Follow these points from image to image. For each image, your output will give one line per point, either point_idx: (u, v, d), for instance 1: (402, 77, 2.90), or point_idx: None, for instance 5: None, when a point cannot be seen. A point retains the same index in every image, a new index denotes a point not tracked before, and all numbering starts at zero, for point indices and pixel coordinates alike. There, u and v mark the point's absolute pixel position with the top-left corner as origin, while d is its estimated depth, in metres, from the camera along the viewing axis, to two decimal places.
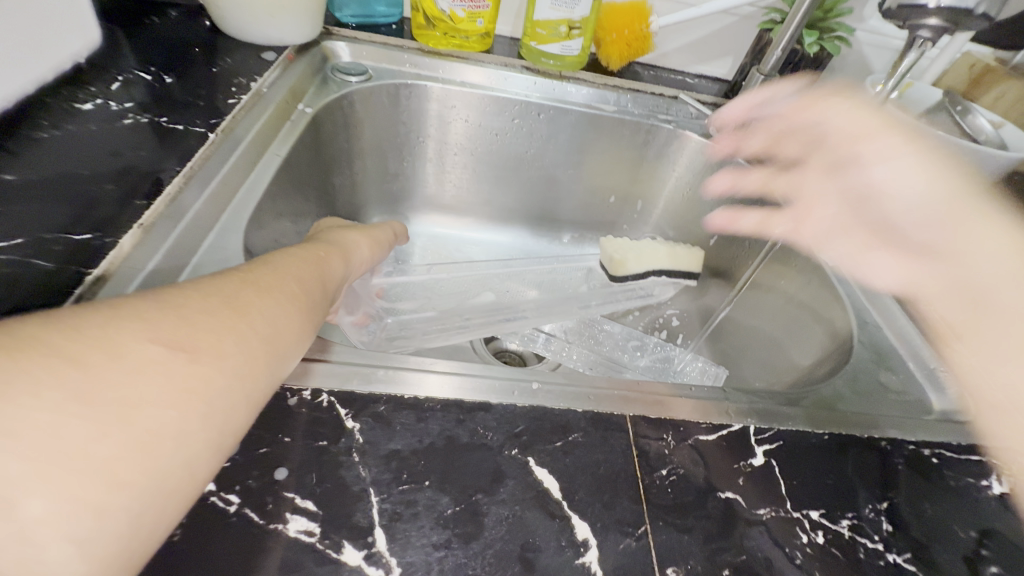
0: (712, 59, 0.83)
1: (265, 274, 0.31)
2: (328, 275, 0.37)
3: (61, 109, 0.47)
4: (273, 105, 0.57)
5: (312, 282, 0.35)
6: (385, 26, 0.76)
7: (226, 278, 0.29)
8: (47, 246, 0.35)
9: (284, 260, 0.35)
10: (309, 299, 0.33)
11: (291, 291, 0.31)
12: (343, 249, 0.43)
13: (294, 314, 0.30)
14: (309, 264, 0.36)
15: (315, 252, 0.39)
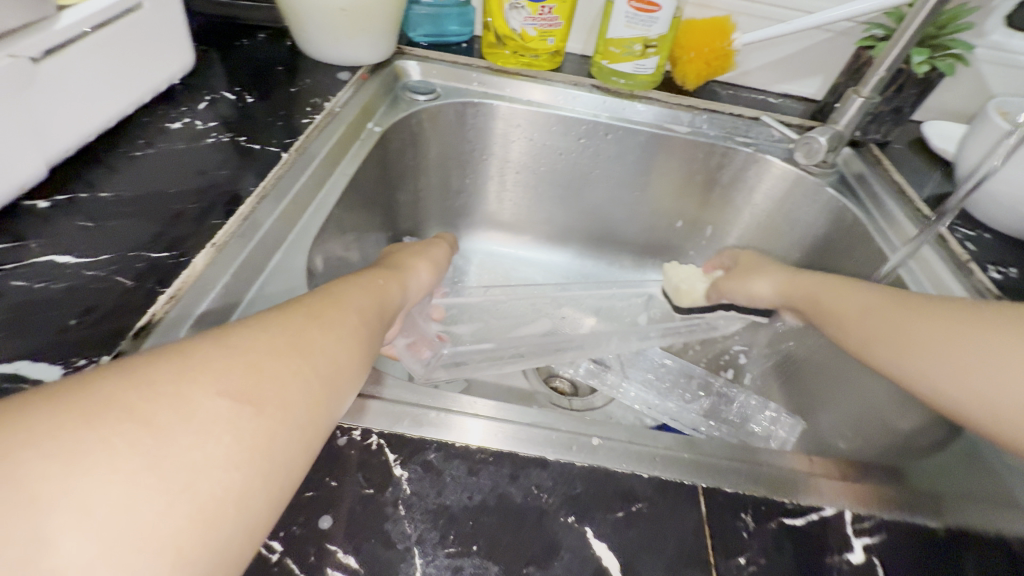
0: (800, 78, 0.77)
1: (327, 304, 0.31)
2: (386, 302, 0.37)
3: (153, 127, 0.50)
4: (344, 124, 0.58)
5: (372, 311, 0.34)
6: (456, 44, 0.77)
7: (287, 313, 0.29)
8: (128, 263, 0.37)
9: (346, 286, 0.35)
10: (368, 327, 0.33)
11: (351, 323, 0.31)
12: (402, 275, 0.43)
13: (353, 349, 0.30)
14: (368, 292, 0.36)
15: (374, 279, 0.38)
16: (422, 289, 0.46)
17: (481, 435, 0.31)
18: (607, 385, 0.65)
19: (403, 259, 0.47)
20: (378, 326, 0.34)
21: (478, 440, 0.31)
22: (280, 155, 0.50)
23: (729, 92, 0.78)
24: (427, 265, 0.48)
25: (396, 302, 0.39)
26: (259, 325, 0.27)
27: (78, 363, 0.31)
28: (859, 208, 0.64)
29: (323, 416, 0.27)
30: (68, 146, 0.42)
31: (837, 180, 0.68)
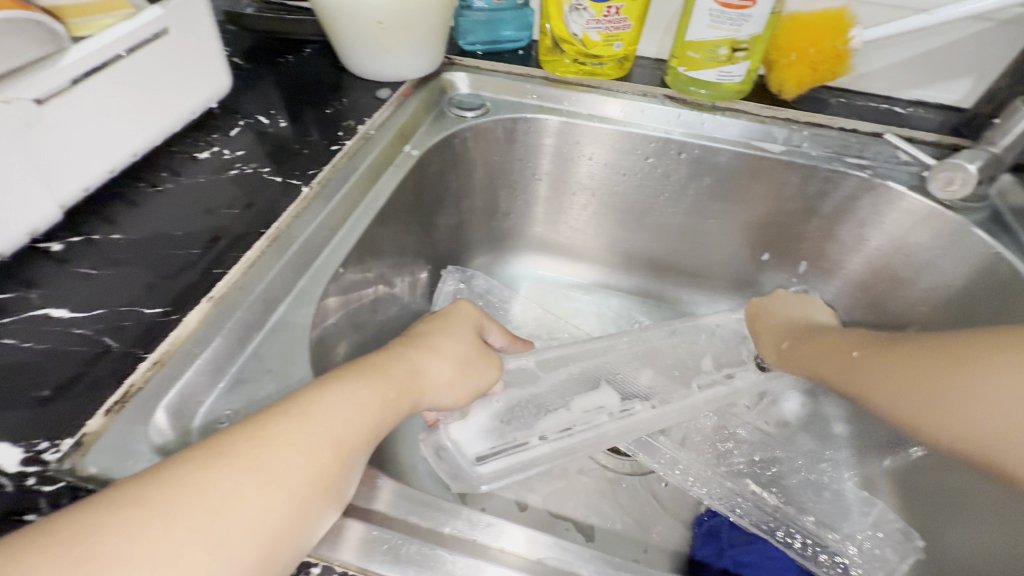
0: (940, 81, 0.61)
1: (277, 445, 0.26)
2: (376, 421, 0.31)
3: (182, 159, 0.48)
4: (377, 149, 0.53)
5: (351, 444, 0.29)
6: (511, 52, 0.70)
7: (219, 462, 0.25)
8: (119, 320, 0.35)
9: (328, 412, 0.29)
10: (333, 473, 0.27)
11: (302, 473, 0.26)
12: (415, 370, 0.37)
13: (291, 518, 0.25)
14: (356, 415, 0.30)
15: (371, 387, 0.33)
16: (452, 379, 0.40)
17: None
18: (663, 459, 0.53)
19: (426, 341, 0.40)
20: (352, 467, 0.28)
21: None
22: (299, 190, 0.47)
23: (840, 100, 0.63)
24: (455, 345, 0.41)
25: (395, 413, 0.33)
26: (172, 489, 0.23)
27: (39, 446, 0.28)
28: (1022, 260, 0.48)
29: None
30: (88, 185, 0.42)
31: (988, 218, 0.52)
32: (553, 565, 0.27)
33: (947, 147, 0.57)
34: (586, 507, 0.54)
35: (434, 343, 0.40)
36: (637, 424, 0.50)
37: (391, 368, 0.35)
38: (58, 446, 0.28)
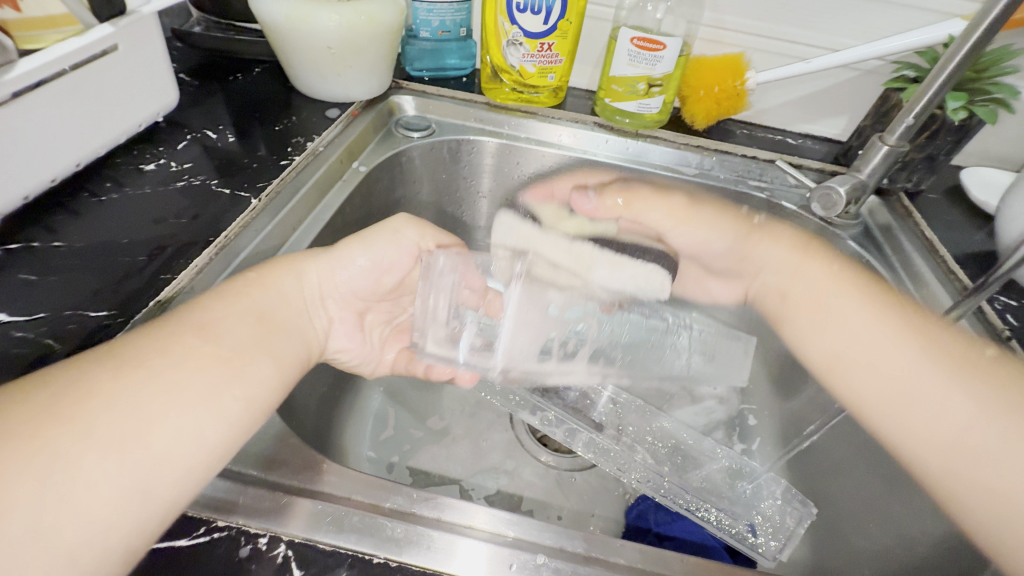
0: (823, 117, 0.72)
1: (176, 343, 0.32)
2: (262, 315, 0.37)
3: (127, 170, 0.49)
4: (326, 165, 0.56)
5: (239, 329, 0.35)
6: (456, 79, 0.75)
7: (127, 360, 0.31)
8: (63, 324, 0.36)
9: (214, 311, 0.35)
10: (236, 360, 0.33)
11: (204, 362, 0.32)
12: (297, 276, 0.41)
13: (194, 378, 0.31)
14: (238, 309, 0.36)
15: (258, 296, 0.38)
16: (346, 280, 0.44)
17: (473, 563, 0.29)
18: (601, 450, 0.57)
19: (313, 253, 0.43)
20: (254, 352, 0.35)
21: (454, 561, 0.29)
22: (249, 201, 0.49)
23: (743, 131, 0.73)
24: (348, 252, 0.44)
25: (285, 310, 0.39)
26: (89, 385, 0.29)
27: None
28: (885, 267, 0.58)
29: (170, 476, 0.28)
30: (28, 193, 0.42)
31: (860, 232, 0.61)
32: (485, 530, 0.31)
33: (829, 173, 0.67)
34: (528, 500, 0.57)
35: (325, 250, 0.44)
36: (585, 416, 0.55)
37: (273, 278, 0.40)
38: None
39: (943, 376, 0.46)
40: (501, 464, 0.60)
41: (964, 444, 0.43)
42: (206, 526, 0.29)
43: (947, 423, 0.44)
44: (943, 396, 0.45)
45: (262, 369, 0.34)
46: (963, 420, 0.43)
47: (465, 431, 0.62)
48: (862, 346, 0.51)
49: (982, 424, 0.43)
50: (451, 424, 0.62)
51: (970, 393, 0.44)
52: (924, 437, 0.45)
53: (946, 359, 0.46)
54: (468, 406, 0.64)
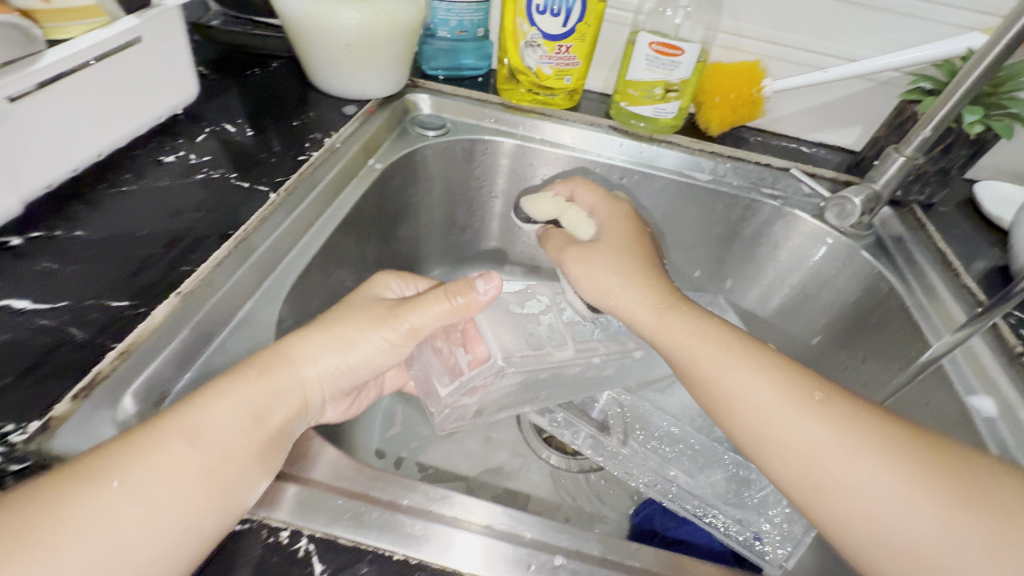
0: (836, 127, 0.72)
1: (159, 452, 0.28)
2: (265, 412, 0.33)
3: (146, 161, 0.50)
4: (342, 161, 0.56)
5: (231, 441, 0.30)
6: (471, 78, 0.75)
7: (103, 474, 0.27)
8: (85, 313, 0.36)
9: (204, 418, 0.30)
10: (225, 468, 0.29)
11: (191, 473, 0.29)
12: (301, 369, 0.36)
13: (168, 518, 0.27)
14: (238, 419, 0.31)
15: (261, 391, 0.33)
16: (343, 369, 0.38)
17: (471, 556, 0.29)
18: (608, 453, 0.58)
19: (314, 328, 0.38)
20: (245, 462, 0.30)
21: (461, 557, 0.29)
22: (266, 196, 0.49)
23: (757, 139, 0.73)
24: (352, 329, 0.38)
25: (289, 410, 0.34)
26: (57, 507, 0.26)
27: (5, 428, 0.30)
28: (897, 278, 0.58)
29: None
30: (50, 182, 0.43)
31: (872, 243, 0.61)
32: (501, 529, 0.31)
33: (842, 183, 0.67)
34: (534, 502, 0.57)
35: (330, 323, 0.38)
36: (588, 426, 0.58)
37: (273, 367, 0.35)
38: (24, 429, 0.30)
39: (895, 480, 0.33)
40: (506, 465, 0.60)
41: (873, 510, 0.33)
42: None
43: (881, 492, 0.33)
44: (865, 474, 0.34)
45: (255, 496, 0.30)
46: (931, 531, 0.31)
47: (471, 431, 0.62)
48: (753, 389, 0.39)
49: (911, 505, 0.32)
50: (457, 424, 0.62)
51: (939, 497, 0.32)
52: (857, 496, 0.34)
53: (865, 436, 0.35)
54: None
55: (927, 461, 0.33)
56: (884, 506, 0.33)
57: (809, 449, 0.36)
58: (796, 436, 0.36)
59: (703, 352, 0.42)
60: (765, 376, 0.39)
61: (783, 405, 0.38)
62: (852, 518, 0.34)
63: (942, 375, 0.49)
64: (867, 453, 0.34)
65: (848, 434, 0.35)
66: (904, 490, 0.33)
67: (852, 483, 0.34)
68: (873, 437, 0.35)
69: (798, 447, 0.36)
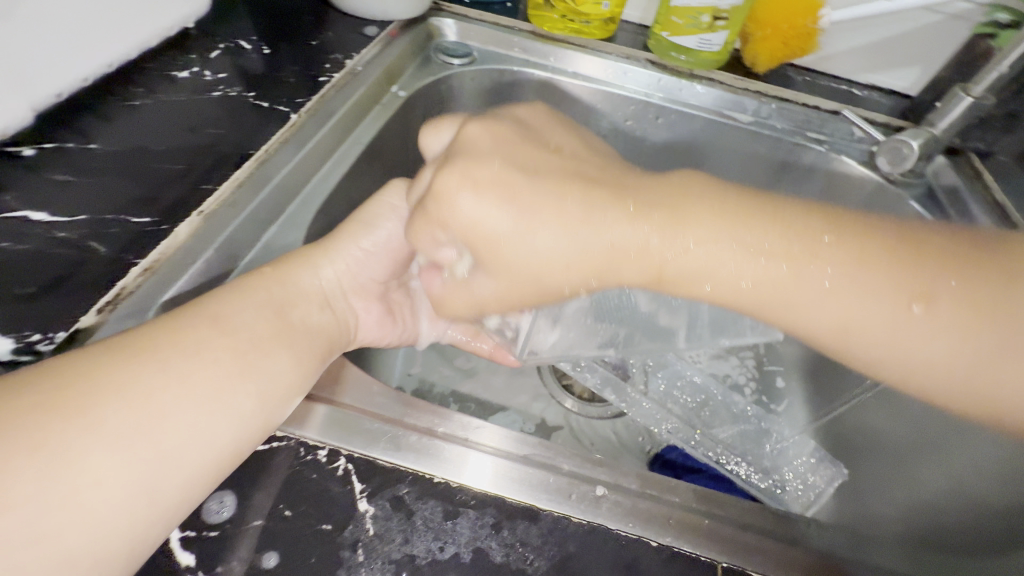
0: (893, 68, 0.66)
1: (187, 332, 0.29)
2: (285, 304, 0.33)
3: (159, 77, 0.47)
4: (364, 85, 0.53)
5: (255, 326, 0.31)
6: (500, 4, 0.70)
7: (134, 350, 0.27)
8: (106, 228, 0.34)
9: (224, 301, 0.31)
10: (252, 351, 0.30)
11: (223, 355, 0.29)
12: (320, 266, 0.37)
13: (201, 384, 0.27)
14: (258, 308, 0.32)
15: (280, 284, 0.34)
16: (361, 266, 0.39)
17: (508, 483, 0.29)
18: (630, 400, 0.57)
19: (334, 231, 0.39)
20: (270, 346, 0.31)
21: (501, 483, 0.28)
22: (287, 117, 0.46)
23: (804, 79, 0.68)
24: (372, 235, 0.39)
25: (310, 307, 0.35)
26: (88, 376, 0.25)
27: (31, 338, 0.29)
28: None
29: (176, 478, 0.25)
30: (61, 91, 0.41)
31: (922, 193, 0.58)
32: (539, 459, 0.30)
33: (895, 128, 0.63)
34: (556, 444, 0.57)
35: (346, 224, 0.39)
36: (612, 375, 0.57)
37: (292, 264, 0.36)
38: (51, 339, 0.29)
39: (863, 297, 0.33)
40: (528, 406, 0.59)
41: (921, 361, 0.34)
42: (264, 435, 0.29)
43: (949, 335, 0.33)
44: (925, 336, 0.33)
45: (285, 378, 0.30)
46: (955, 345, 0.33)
47: (491, 372, 0.62)
48: (794, 281, 0.34)
49: (962, 342, 0.33)
50: (477, 366, 0.62)
51: (967, 312, 0.33)
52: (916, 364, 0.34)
53: (864, 276, 0.33)
54: None
55: (903, 252, 0.33)
56: (919, 335, 0.33)
57: (862, 305, 0.33)
58: (825, 321, 0.34)
59: (778, 275, 0.34)
60: (844, 259, 0.33)
61: (840, 310, 0.34)
62: (897, 372, 0.35)
63: None
64: (872, 280, 0.33)
65: (852, 279, 0.33)
66: (918, 302, 0.33)
67: (883, 350, 0.34)
68: (866, 255, 0.33)
69: (830, 331, 0.34)
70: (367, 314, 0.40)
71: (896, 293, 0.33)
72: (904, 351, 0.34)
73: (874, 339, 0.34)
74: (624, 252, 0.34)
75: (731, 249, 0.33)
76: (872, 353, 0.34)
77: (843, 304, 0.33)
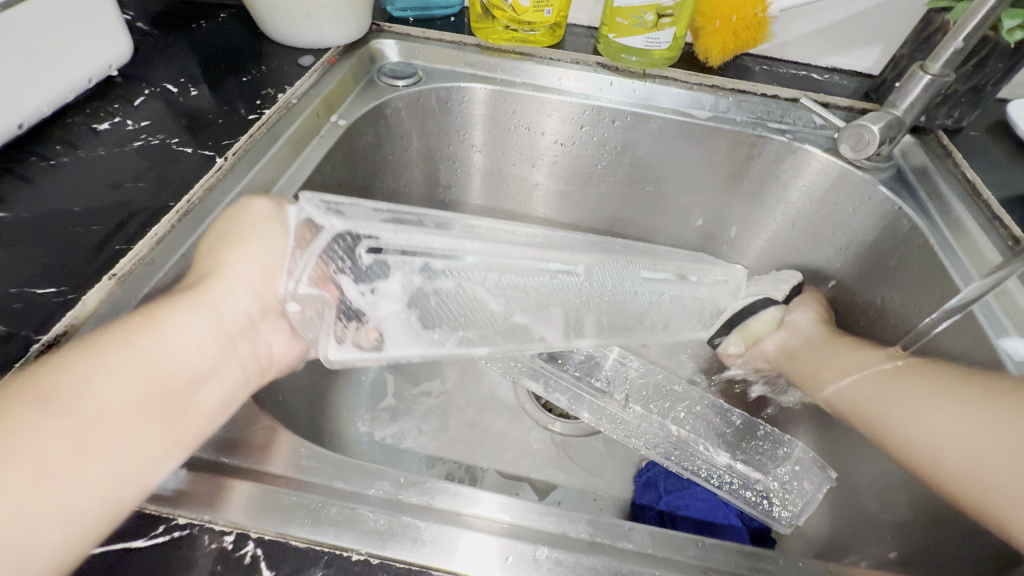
0: (853, 48, 0.64)
1: (11, 416, 0.25)
2: (155, 362, 0.29)
3: (81, 132, 0.45)
4: (299, 118, 0.51)
5: (108, 393, 0.27)
6: (443, 19, 0.68)
7: None
8: (10, 303, 0.33)
9: (68, 369, 0.27)
10: (98, 424, 0.26)
11: (57, 439, 0.25)
12: (210, 300, 0.33)
13: (27, 474, 0.24)
14: (115, 369, 0.28)
15: (149, 338, 0.30)
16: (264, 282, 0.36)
17: (482, 560, 0.27)
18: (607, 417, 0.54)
19: (227, 245, 0.35)
20: (120, 417, 0.27)
21: (460, 558, 0.27)
22: (214, 161, 0.44)
23: (763, 68, 0.65)
24: (268, 248, 0.36)
25: (190, 359, 0.31)
26: None
27: None
28: (920, 215, 0.52)
29: None
30: None
31: (892, 177, 0.56)
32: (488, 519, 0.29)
33: (858, 112, 0.61)
34: (537, 470, 0.55)
35: (242, 238, 0.36)
36: (582, 391, 0.54)
37: (177, 308, 0.31)
38: None
39: (955, 402, 0.40)
40: (502, 432, 0.57)
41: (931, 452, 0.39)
42: (166, 523, 0.27)
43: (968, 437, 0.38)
44: (941, 426, 0.39)
45: (139, 452, 0.27)
46: (945, 434, 0.39)
47: (463, 399, 0.59)
48: (890, 397, 0.43)
49: (984, 413, 0.38)
50: (449, 392, 0.60)
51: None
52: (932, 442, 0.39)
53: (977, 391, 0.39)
54: (468, 373, 0.62)
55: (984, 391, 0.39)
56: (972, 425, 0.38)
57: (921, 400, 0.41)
58: (903, 418, 0.42)
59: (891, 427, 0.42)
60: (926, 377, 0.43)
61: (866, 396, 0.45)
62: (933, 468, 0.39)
63: (970, 319, 0.44)
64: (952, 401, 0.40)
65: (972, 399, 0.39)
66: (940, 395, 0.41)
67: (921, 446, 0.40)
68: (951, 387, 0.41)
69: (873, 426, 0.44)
70: (275, 334, 0.37)
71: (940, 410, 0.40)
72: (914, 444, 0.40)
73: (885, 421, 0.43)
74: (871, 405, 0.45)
75: (929, 409, 0.40)
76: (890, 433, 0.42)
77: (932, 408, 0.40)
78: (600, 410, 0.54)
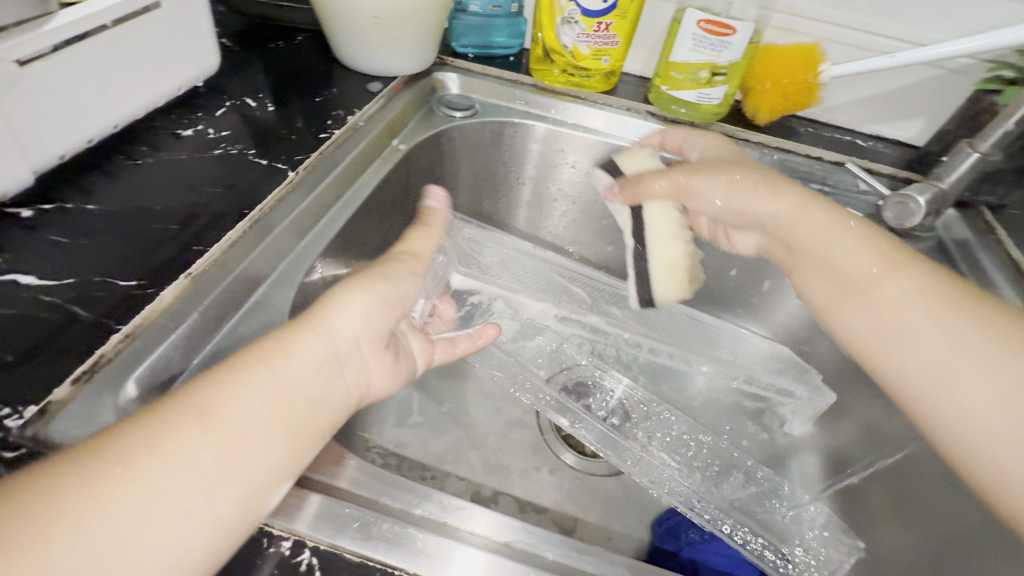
0: (899, 119, 0.66)
1: (170, 432, 0.25)
2: (283, 386, 0.29)
3: (165, 135, 0.49)
4: (365, 140, 0.53)
5: (240, 421, 0.27)
6: (503, 58, 0.71)
7: (114, 459, 0.24)
8: (91, 291, 0.35)
9: (204, 394, 0.27)
10: (242, 447, 0.27)
11: (203, 450, 0.26)
12: (327, 324, 0.33)
13: (202, 488, 0.25)
14: (245, 412, 0.28)
15: (280, 357, 0.30)
16: (379, 315, 0.35)
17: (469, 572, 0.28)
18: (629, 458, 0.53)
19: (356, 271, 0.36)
20: (261, 433, 0.28)
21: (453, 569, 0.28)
22: (286, 174, 0.47)
23: (808, 130, 0.67)
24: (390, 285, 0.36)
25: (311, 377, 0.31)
26: (60, 492, 0.23)
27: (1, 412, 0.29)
28: None
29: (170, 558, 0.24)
30: (64, 153, 0.42)
31: (934, 247, 0.56)
32: (522, 547, 0.30)
33: (903, 180, 0.62)
34: (557, 504, 0.55)
35: (373, 280, 0.36)
36: (603, 429, 0.54)
37: (302, 331, 0.32)
38: (20, 412, 0.29)
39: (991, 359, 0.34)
40: (524, 462, 0.57)
41: (920, 382, 0.36)
42: None
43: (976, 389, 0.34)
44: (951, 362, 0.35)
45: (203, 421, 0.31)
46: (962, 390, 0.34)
47: (487, 426, 0.60)
48: (901, 319, 0.38)
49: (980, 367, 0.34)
50: (473, 417, 0.60)
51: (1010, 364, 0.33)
52: (946, 395, 0.35)
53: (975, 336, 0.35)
54: (494, 400, 0.62)
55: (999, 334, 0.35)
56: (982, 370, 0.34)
57: (922, 313, 0.37)
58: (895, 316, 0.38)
59: (895, 341, 0.38)
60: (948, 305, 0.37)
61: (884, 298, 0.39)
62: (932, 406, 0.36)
63: None
64: (962, 337, 0.35)
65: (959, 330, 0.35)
66: (947, 326, 0.36)
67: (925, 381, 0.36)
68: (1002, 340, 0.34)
69: (868, 329, 0.40)
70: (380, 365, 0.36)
71: (942, 330, 0.36)
72: (939, 391, 0.35)
73: (876, 297, 0.39)
74: (858, 306, 0.40)
75: (935, 333, 0.36)
76: (903, 357, 0.37)
77: (923, 324, 0.37)
78: (624, 453, 0.52)
